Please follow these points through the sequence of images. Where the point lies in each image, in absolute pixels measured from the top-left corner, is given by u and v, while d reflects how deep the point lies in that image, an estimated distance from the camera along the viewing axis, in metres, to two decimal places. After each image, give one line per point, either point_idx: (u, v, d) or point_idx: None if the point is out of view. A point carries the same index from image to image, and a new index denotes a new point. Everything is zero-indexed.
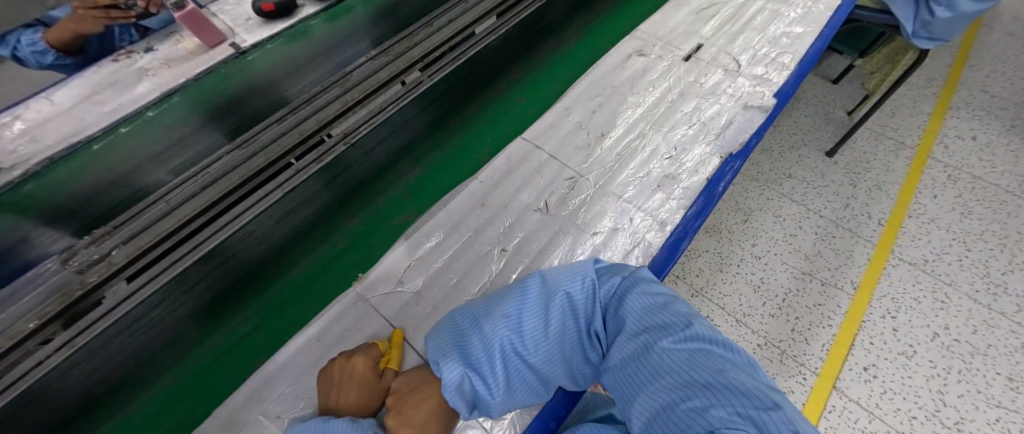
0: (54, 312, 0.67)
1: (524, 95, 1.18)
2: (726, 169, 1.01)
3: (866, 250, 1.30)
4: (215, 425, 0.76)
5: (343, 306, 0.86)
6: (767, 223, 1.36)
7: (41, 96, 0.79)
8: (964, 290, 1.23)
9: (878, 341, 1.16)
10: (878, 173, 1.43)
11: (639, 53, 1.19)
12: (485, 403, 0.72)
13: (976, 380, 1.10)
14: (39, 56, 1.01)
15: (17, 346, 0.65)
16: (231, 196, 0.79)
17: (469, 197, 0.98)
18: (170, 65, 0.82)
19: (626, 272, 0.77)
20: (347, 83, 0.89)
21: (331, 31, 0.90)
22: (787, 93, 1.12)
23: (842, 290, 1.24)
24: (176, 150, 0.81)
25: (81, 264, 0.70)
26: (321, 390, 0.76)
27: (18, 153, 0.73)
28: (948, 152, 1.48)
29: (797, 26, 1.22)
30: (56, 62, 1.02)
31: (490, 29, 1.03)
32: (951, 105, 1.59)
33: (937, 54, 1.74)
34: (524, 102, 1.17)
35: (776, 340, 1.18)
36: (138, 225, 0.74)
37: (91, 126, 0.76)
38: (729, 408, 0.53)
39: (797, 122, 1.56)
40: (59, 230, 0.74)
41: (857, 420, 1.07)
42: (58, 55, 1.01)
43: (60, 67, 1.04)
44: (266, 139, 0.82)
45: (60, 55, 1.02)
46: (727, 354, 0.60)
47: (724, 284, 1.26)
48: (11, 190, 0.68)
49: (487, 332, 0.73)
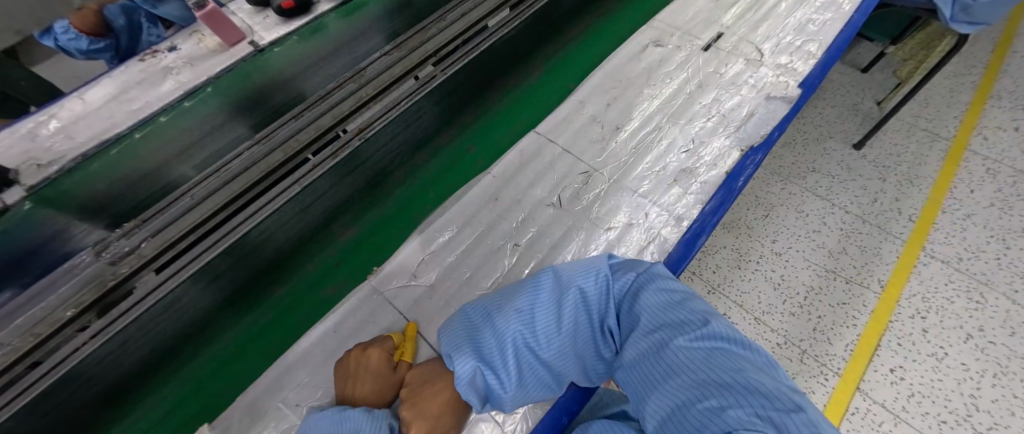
0: (88, 302, 0.70)
1: (476, 142, 1.11)
2: (746, 162, 0.98)
3: (897, 246, 1.25)
4: (239, 411, 0.80)
5: (359, 299, 0.89)
6: (789, 219, 1.32)
7: (73, 94, 0.81)
8: (1002, 290, 1.17)
9: (908, 341, 1.12)
10: (909, 166, 1.37)
11: (656, 43, 1.16)
12: (497, 397, 0.73)
13: (1012, 384, 1.05)
14: (76, 44, 1.13)
15: (57, 332, 0.69)
16: (249, 193, 0.81)
17: (482, 192, 0.98)
18: (193, 64, 0.83)
19: (640, 268, 0.76)
20: (362, 79, 0.89)
21: (344, 27, 0.91)
22: (813, 83, 1.07)
23: (869, 288, 1.19)
24: (199, 146, 0.84)
25: (113, 256, 0.73)
26: (338, 380, 0.78)
27: (53, 150, 0.75)
28: (988, 143, 1.40)
29: (825, 12, 1.17)
30: (90, 48, 1.14)
31: (503, 22, 1.02)
32: (993, 92, 1.50)
33: (978, 39, 1.64)
34: (474, 152, 1.10)
35: (796, 339, 1.14)
36: (166, 218, 0.76)
37: (120, 123, 0.77)
38: (747, 409, 0.52)
39: (822, 114, 1.50)
40: (93, 224, 0.78)
41: (881, 423, 1.03)
42: (91, 40, 1.13)
43: (97, 52, 1.17)
44: (283, 136, 0.84)
45: (92, 40, 1.13)
46: (745, 354, 0.58)
47: (743, 281, 1.23)
48: (49, 185, 0.71)
49: (500, 327, 0.73)
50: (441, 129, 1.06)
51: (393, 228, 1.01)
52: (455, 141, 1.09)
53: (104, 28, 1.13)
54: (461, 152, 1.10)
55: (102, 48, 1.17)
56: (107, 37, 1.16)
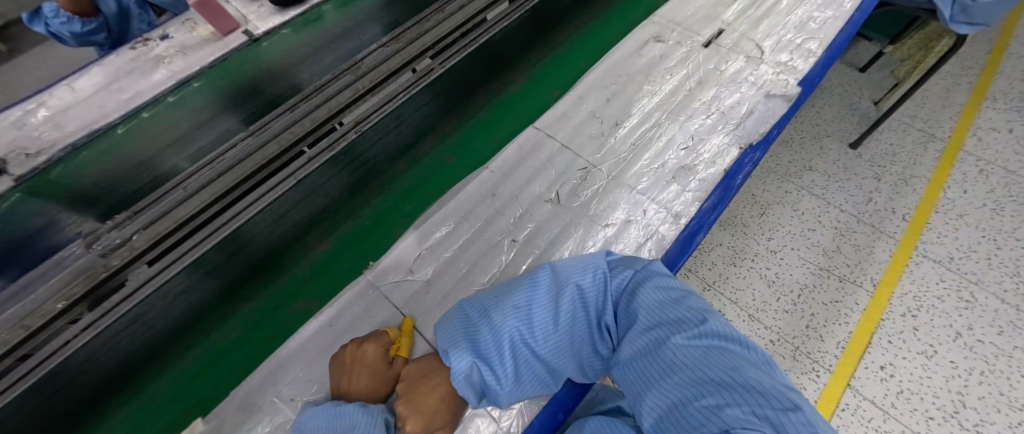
0: (79, 294, 0.69)
1: (455, 152, 1.08)
2: (745, 160, 0.98)
3: (889, 244, 1.26)
4: (233, 405, 0.79)
5: (355, 293, 0.88)
6: (785, 217, 1.33)
7: (62, 83, 0.79)
8: (992, 290, 1.18)
9: (898, 338, 1.13)
10: (904, 166, 1.38)
11: (657, 39, 1.15)
12: (493, 393, 0.73)
13: (999, 382, 1.07)
14: (69, 27, 1.10)
15: (47, 325, 0.67)
16: (244, 185, 0.79)
17: (479, 187, 0.98)
18: (186, 53, 0.81)
19: (638, 265, 0.76)
20: (358, 71, 0.88)
21: (340, 17, 0.89)
22: (813, 81, 1.07)
23: (861, 286, 1.21)
24: (192, 137, 0.82)
25: (104, 248, 0.71)
26: (333, 375, 0.77)
27: (43, 139, 0.73)
28: (981, 144, 1.41)
29: (826, 10, 1.16)
30: (84, 30, 1.11)
31: (501, 15, 1.00)
32: (988, 93, 1.51)
33: (974, 40, 1.65)
34: (454, 162, 1.06)
35: (789, 336, 1.15)
36: (158, 210, 0.75)
37: (112, 113, 0.76)
38: (745, 408, 0.52)
39: (820, 112, 1.51)
40: (84, 215, 0.77)
41: (871, 419, 1.05)
42: (82, 21, 1.10)
43: (91, 36, 1.13)
44: (278, 128, 0.82)
45: (84, 20, 1.10)
46: (744, 352, 0.59)
47: (738, 278, 1.24)
48: (38, 176, 0.70)
49: (497, 323, 0.73)
50: (423, 136, 1.04)
51: (389, 222, 1.00)
52: (435, 151, 1.06)
53: (93, 6, 1.11)
54: (440, 162, 1.06)
55: (97, 29, 1.13)
56: (98, 18, 1.12)
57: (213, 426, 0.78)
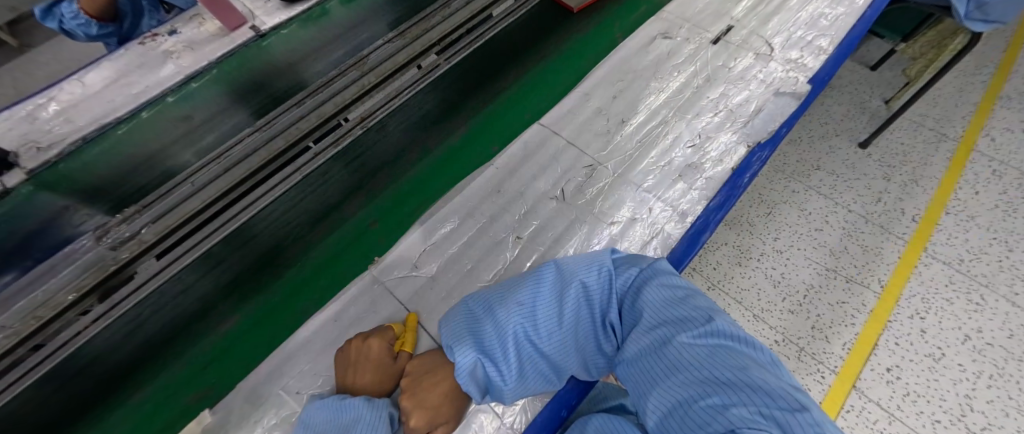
0: (89, 286, 0.70)
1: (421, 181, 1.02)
2: (753, 159, 0.97)
3: (898, 246, 1.24)
4: (239, 398, 0.77)
5: (358, 290, 0.87)
6: (792, 217, 1.32)
7: (72, 77, 0.78)
8: (1002, 293, 1.17)
9: (905, 340, 1.12)
10: (914, 166, 1.36)
11: (665, 35, 1.14)
12: (497, 389, 0.73)
13: (1008, 386, 1.06)
14: (84, 29, 1.12)
15: (59, 316, 0.68)
16: (251, 180, 0.80)
17: (484, 183, 0.97)
18: (194, 48, 0.81)
19: (644, 263, 0.76)
20: (364, 66, 0.89)
21: (346, 14, 0.89)
22: (824, 79, 1.06)
23: (868, 287, 1.20)
24: (198, 134, 0.83)
25: (114, 241, 0.73)
26: (339, 368, 0.77)
27: (53, 133, 0.73)
28: (995, 145, 1.39)
29: (839, 7, 1.15)
30: (99, 33, 1.14)
31: (507, 11, 1.01)
32: (1003, 93, 1.49)
33: (989, 39, 1.62)
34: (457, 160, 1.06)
35: (795, 337, 1.15)
36: (167, 204, 0.76)
37: (121, 107, 0.75)
38: (752, 408, 0.52)
39: (830, 111, 1.49)
40: (93, 210, 0.77)
41: (875, 421, 1.04)
42: (99, 25, 1.12)
43: (104, 37, 1.16)
44: (285, 123, 0.84)
45: (100, 25, 1.12)
46: (750, 352, 0.58)
47: (744, 278, 1.24)
48: (50, 170, 0.70)
49: (500, 320, 0.73)
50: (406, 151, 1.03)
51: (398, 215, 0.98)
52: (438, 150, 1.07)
53: (111, 13, 1.12)
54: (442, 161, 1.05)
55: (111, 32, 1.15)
56: (114, 22, 1.14)
57: (220, 417, 0.76)
